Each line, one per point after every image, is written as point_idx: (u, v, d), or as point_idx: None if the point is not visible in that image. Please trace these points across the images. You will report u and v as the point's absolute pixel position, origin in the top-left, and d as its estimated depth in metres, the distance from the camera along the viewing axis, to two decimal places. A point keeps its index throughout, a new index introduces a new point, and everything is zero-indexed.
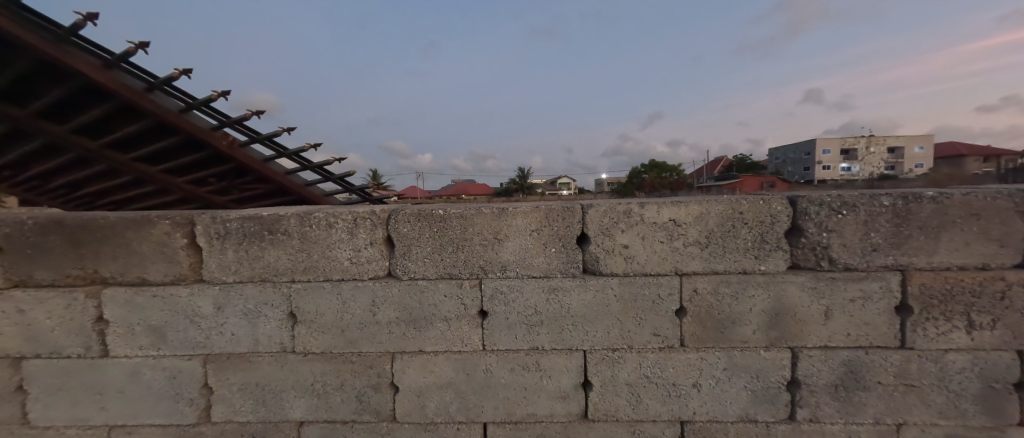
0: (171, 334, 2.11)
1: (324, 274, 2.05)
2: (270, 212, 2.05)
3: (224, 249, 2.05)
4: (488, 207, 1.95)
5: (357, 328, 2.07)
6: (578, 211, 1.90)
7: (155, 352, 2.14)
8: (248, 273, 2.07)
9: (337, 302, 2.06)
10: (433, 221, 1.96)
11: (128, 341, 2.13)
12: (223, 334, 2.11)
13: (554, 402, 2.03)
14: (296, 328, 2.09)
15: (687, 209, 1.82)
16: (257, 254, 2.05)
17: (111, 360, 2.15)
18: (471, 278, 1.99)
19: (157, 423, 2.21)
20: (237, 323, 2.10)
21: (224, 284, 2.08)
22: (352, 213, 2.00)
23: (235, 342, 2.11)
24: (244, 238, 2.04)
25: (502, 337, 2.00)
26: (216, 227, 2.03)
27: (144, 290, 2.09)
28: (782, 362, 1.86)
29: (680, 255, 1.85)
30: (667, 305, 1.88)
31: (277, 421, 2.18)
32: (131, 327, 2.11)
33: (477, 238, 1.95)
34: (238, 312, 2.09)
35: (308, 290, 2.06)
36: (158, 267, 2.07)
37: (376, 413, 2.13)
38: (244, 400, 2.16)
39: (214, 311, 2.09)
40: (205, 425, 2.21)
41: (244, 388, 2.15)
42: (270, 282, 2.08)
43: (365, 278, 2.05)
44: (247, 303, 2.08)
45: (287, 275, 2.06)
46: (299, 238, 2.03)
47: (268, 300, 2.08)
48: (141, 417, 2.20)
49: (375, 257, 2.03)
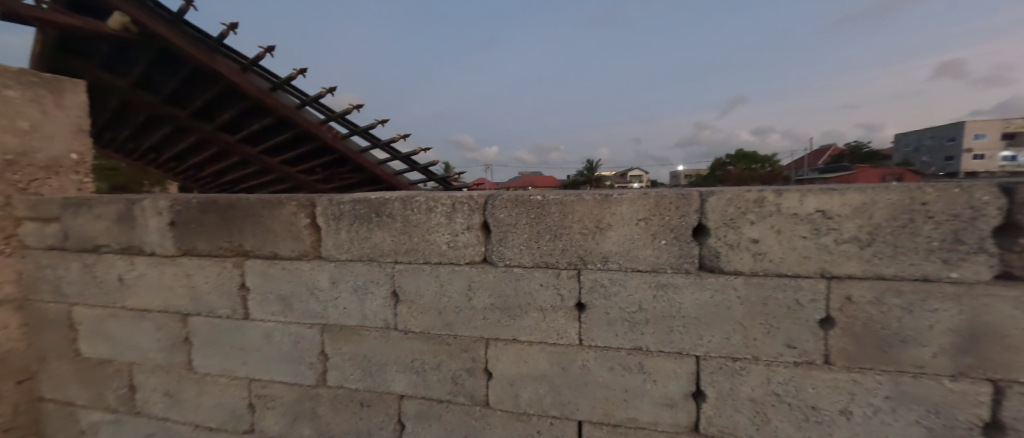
0: (296, 303, 2.37)
1: (423, 257, 2.11)
2: (377, 196, 2.18)
3: (339, 230, 2.24)
4: (590, 194, 1.81)
5: (454, 312, 2.10)
6: (695, 198, 1.67)
7: (283, 319, 2.41)
8: (358, 253, 2.23)
9: (435, 284, 2.11)
10: (530, 208, 1.89)
11: (263, 307, 2.43)
12: (337, 307, 2.31)
13: (659, 410, 1.85)
14: (398, 307, 2.20)
15: (843, 198, 1.48)
16: (366, 235, 2.20)
17: (251, 322, 2.48)
18: (569, 268, 1.88)
19: (284, 381, 2.50)
20: (349, 298, 2.28)
21: (339, 261, 2.27)
22: (451, 198, 2.02)
23: (347, 315, 2.30)
24: (355, 220, 2.20)
25: (602, 333, 1.87)
26: (333, 209, 2.22)
27: (275, 263, 2.36)
28: (977, 398, 1.45)
29: (829, 254, 1.53)
30: (809, 314, 1.58)
31: (380, 392, 2.32)
32: (265, 294, 2.41)
33: (576, 227, 1.83)
34: (350, 288, 2.27)
35: (410, 271, 2.15)
36: (287, 243, 2.33)
37: (470, 396, 2.15)
38: (354, 369, 2.34)
39: (330, 286, 2.30)
40: (321, 387, 2.44)
41: (354, 358, 2.33)
42: (376, 262, 2.21)
43: (461, 263, 2.06)
44: (357, 280, 2.25)
45: (391, 256, 2.18)
46: (402, 221, 2.12)
47: (375, 278, 2.21)
48: (273, 374, 2.51)
49: (471, 242, 2.02)
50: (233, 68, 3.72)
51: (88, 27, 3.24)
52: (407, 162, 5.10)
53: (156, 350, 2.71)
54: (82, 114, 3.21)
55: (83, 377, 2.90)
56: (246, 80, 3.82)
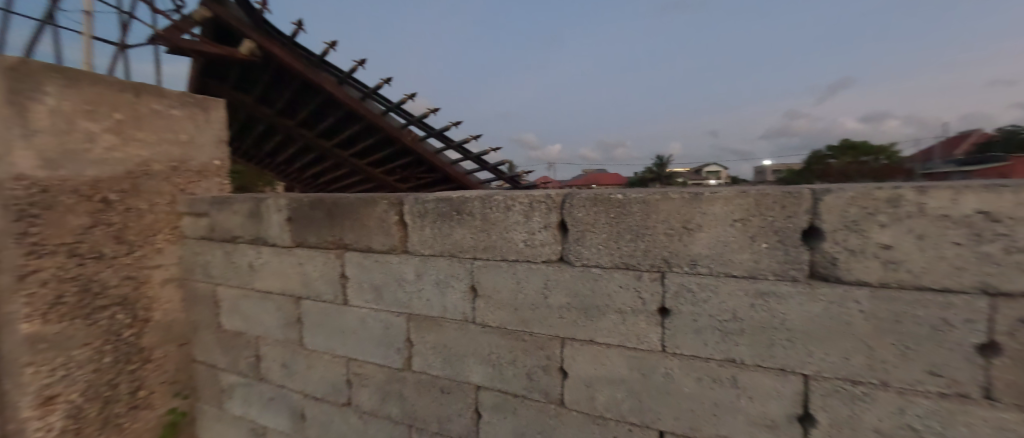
0: (387, 292, 2.60)
1: (500, 254, 2.16)
2: (458, 195, 2.28)
3: (423, 227, 2.40)
4: (677, 192, 1.70)
5: (529, 309, 2.12)
6: (807, 197, 1.46)
7: (376, 306, 2.66)
8: (440, 249, 2.37)
9: (512, 281, 2.15)
10: (610, 206, 1.83)
11: (359, 294, 2.70)
12: (421, 298, 2.47)
13: (756, 430, 1.67)
14: (476, 301, 2.29)
15: (1018, 197, 1.18)
16: (448, 232, 2.32)
17: (348, 307, 2.77)
18: (651, 270, 1.79)
19: (375, 362, 2.75)
20: (432, 290, 2.43)
21: (423, 256, 2.43)
22: (528, 197, 2.04)
23: (429, 306, 2.45)
24: (438, 217, 2.34)
25: (688, 341, 1.75)
26: (418, 207, 2.38)
27: (369, 256, 2.61)
28: None
29: (994, 266, 1.24)
30: (963, 337, 1.30)
31: (459, 381, 2.44)
32: (361, 283, 2.68)
33: (661, 227, 1.73)
34: (432, 281, 2.42)
35: (487, 267, 2.22)
36: (379, 238, 2.56)
37: (545, 394, 2.16)
38: (435, 357, 2.50)
39: (416, 278, 2.48)
40: (407, 371, 2.64)
41: (435, 347, 2.48)
42: (456, 257, 2.33)
43: (537, 261, 2.07)
44: (439, 274, 2.39)
45: (470, 252, 2.27)
46: (481, 219, 2.19)
47: (455, 273, 2.33)
48: (366, 355, 2.77)
49: (548, 241, 2.02)
50: (330, 81, 4.52)
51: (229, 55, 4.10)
52: (478, 162, 5.30)
53: (276, 326, 3.17)
54: (224, 127, 3.88)
55: (223, 345, 3.50)
56: (341, 90, 4.59)
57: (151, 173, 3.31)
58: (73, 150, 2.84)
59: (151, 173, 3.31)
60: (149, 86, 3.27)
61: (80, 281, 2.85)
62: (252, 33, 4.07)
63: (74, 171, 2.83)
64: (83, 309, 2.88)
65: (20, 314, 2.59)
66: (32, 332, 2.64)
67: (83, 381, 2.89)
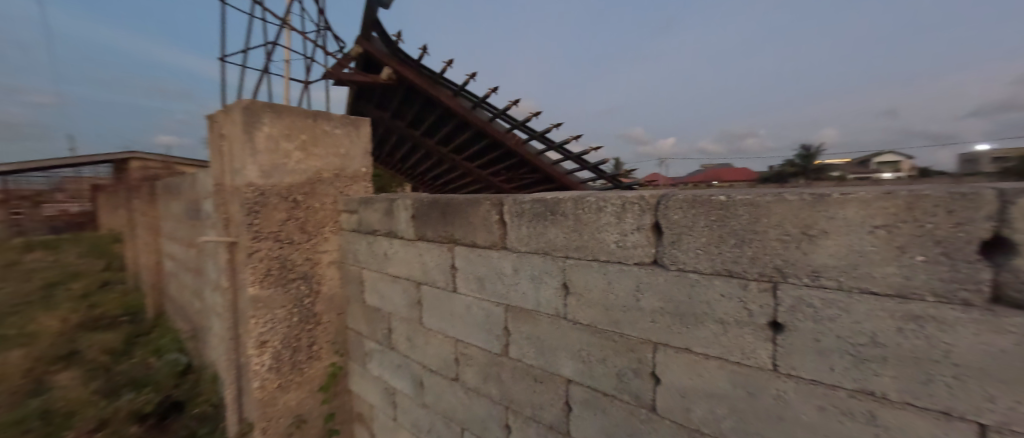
0: (488, 284, 2.92)
1: (592, 254, 2.24)
2: (552, 196, 2.42)
3: (520, 225, 2.62)
4: (794, 194, 1.57)
5: (620, 310, 2.15)
6: (988, 199, 1.22)
7: (479, 295, 3.02)
8: (534, 246, 2.55)
9: (603, 281, 2.20)
10: (712, 209, 1.77)
11: (466, 284, 3.13)
12: (518, 292, 2.70)
13: None
14: (567, 298, 2.40)
15: None
16: (542, 231, 2.49)
17: (457, 294, 3.23)
18: (760, 279, 1.69)
19: (478, 346, 3.08)
20: (528, 285, 2.62)
21: (519, 253, 2.65)
22: (620, 199, 2.07)
23: (525, 299, 2.66)
24: (533, 217, 2.52)
25: (808, 362, 1.61)
26: (516, 207, 2.61)
27: (474, 250, 3.01)
28: None
29: None
30: None
31: (551, 373, 2.57)
32: (467, 274, 3.10)
33: (773, 233, 1.63)
34: (528, 277, 2.62)
35: (579, 266, 2.31)
36: (482, 234, 2.92)
37: (636, 397, 2.16)
38: (529, 348, 2.68)
39: (513, 272, 2.71)
40: (504, 357, 2.88)
41: (529, 338, 2.67)
42: (549, 255, 2.47)
43: (629, 262, 2.09)
44: (534, 271, 2.58)
45: (562, 251, 2.39)
46: (573, 219, 2.30)
47: (548, 270, 2.48)
48: (471, 339, 3.14)
49: (641, 243, 2.03)
50: (447, 94, 5.33)
51: (376, 82, 5.53)
52: (579, 162, 5.40)
53: (403, 306, 3.89)
54: (368, 142, 5.09)
55: (366, 316, 4.48)
56: (455, 102, 5.34)
57: (322, 179, 4.67)
58: (279, 164, 4.27)
59: (322, 180, 4.67)
60: (323, 112, 4.61)
61: (279, 260, 4.34)
62: (391, 62, 5.31)
63: (278, 180, 4.27)
64: (281, 279, 4.35)
65: (249, 279, 4.13)
66: (255, 293, 4.16)
67: (281, 330, 4.37)
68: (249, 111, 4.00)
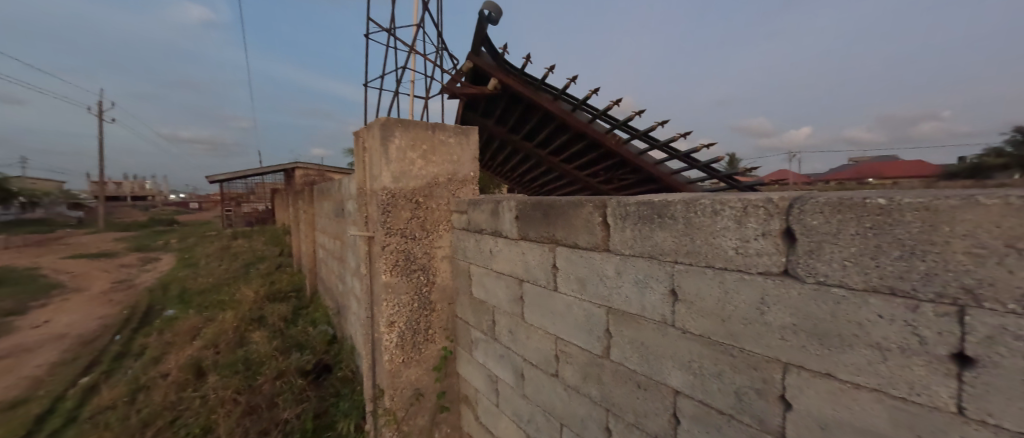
0: (590, 285, 2.95)
1: (706, 260, 2.10)
2: (660, 198, 2.35)
3: (624, 227, 2.60)
4: (991, 197, 1.26)
5: (740, 323, 1.97)
6: None
7: (580, 295, 3.07)
8: (640, 249, 2.50)
9: (719, 289, 2.05)
10: (867, 214, 1.52)
11: (567, 283, 3.21)
12: (621, 295, 2.67)
13: None
14: (676, 305, 2.29)
15: None
16: (648, 234, 2.43)
17: (558, 293, 3.32)
18: (940, 301, 1.38)
19: (579, 345, 3.13)
20: (632, 289, 2.58)
21: (624, 255, 2.63)
22: (741, 201, 1.91)
23: (629, 303, 2.62)
24: (639, 220, 2.48)
25: (1017, 412, 1.27)
26: (620, 210, 2.60)
27: (576, 251, 3.07)
28: None
29: None
30: None
31: (657, 382, 2.48)
32: (568, 274, 3.18)
33: (959, 244, 1.33)
34: (632, 280, 2.58)
35: (690, 272, 2.19)
36: (585, 236, 2.96)
37: (759, 421, 1.95)
38: (633, 353, 2.63)
39: (616, 275, 2.70)
40: (605, 359, 2.88)
41: (633, 343, 2.62)
42: (656, 259, 2.40)
43: (752, 271, 1.91)
44: (638, 274, 2.53)
45: (671, 255, 2.30)
46: (684, 223, 2.19)
47: (655, 274, 2.41)
48: (571, 338, 3.20)
49: (767, 250, 1.84)
50: (548, 99, 5.49)
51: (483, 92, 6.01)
52: (686, 160, 5.03)
53: (506, 301, 4.13)
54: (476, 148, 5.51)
55: (473, 308, 4.86)
56: (556, 105, 5.48)
57: (438, 183, 5.21)
58: (406, 170, 4.92)
59: (438, 184, 5.22)
60: (440, 124, 5.12)
61: (405, 253, 5.00)
62: (496, 72, 5.69)
63: (405, 184, 4.92)
64: (405, 269, 5.00)
65: (383, 267, 4.88)
66: (388, 279, 4.89)
67: (405, 313, 5.02)
68: (385, 126, 4.70)
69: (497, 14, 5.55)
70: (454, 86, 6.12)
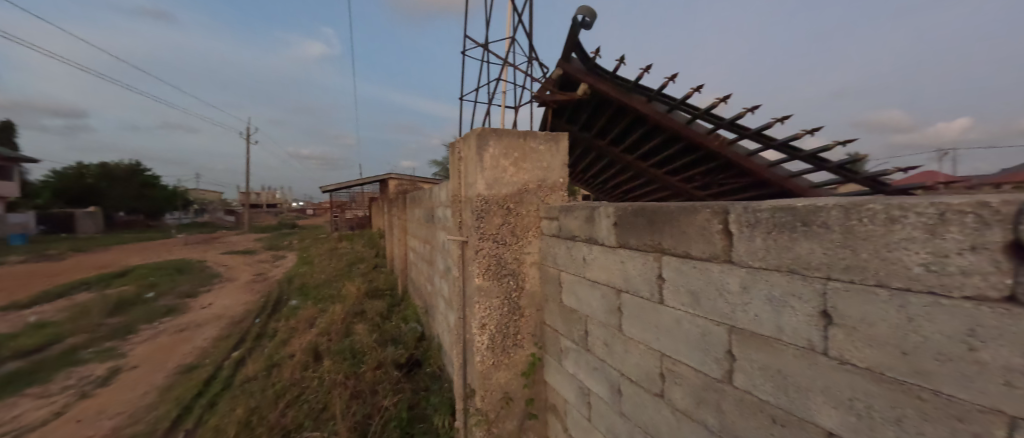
0: (705, 300, 2.68)
1: (876, 278, 1.74)
2: (806, 203, 2.02)
3: (753, 236, 2.30)
4: None
5: (932, 358, 1.57)
6: None
7: (692, 310, 2.80)
8: (775, 262, 2.18)
9: (895, 315, 1.68)
10: None
11: (675, 297, 2.95)
12: (748, 313, 2.36)
13: None
14: (829, 330, 1.93)
15: None
16: (788, 245, 2.11)
17: (664, 307, 3.08)
18: None
19: (690, 365, 2.84)
20: (763, 307, 2.26)
21: (752, 268, 2.32)
22: (934, 206, 1.52)
23: (758, 323, 2.30)
24: (774, 228, 2.17)
25: None
26: (748, 217, 2.31)
27: (688, 262, 2.81)
28: None
29: None
30: None
31: (800, 418, 2.11)
32: (677, 286, 2.92)
33: None
34: (763, 297, 2.26)
35: (850, 292, 1.84)
36: (699, 245, 2.70)
37: None
38: (764, 381, 2.29)
39: (741, 290, 2.40)
40: (726, 384, 2.55)
41: (765, 369, 2.28)
42: (798, 274, 2.07)
43: (952, 295, 1.49)
44: (773, 290, 2.21)
45: (821, 270, 1.95)
46: (842, 232, 1.85)
47: (797, 292, 2.08)
48: (681, 357, 2.92)
49: (978, 268, 1.42)
50: (641, 100, 5.15)
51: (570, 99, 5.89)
52: (811, 162, 4.29)
53: (601, 311, 3.96)
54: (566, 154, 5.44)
55: (563, 316, 4.75)
56: (649, 107, 5.11)
57: (529, 190, 5.24)
58: (499, 178, 5.04)
59: (528, 191, 5.24)
60: (531, 131, 5.15)
61: (496, 258, 5.11)
62: (586, 77, 5.52)
63: (498, 191, 5.05)
64: (496, 273, 5.11)
65: (477, 271, 5.07)
66: (480, 283, 5.06)
67: (495, 316, 5.12)
68: (480, 136, 4.90)
69: (592, 18, 5.43)
70: (544, 94, 6.14)
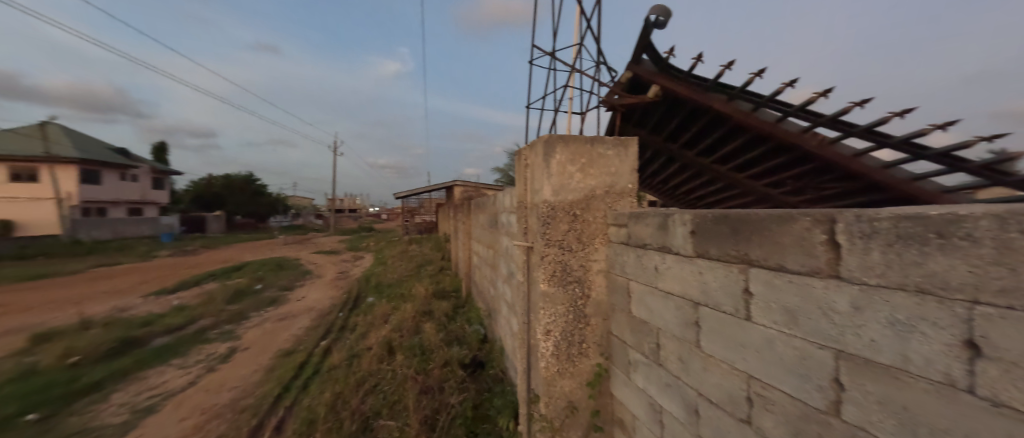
0: (804, 319, 2.39)
1: None
2: (939, 211, 1.69)
3: (868, 249, 1.99)
4: None
5: None
6: None
7: (787, 330, 2.51)
8: (898, 279, 1.85)
9: None
10: None
11: (766, 314, 2.67)
12: (861, 337, 2.05)
13: None
14: (977, 364, 1.58)
15: None
16: (916, 260, 1.77)
17: (752, 324, 2.80)
18: None
19: (785, 391, 2.55)
20: (882, 331, 1.94)
21: (866, 285, 2.01)
22: None
23: (875, 349, 1.98)
24: (897, 240, 1.85)
25: None
26: (860, 226, 2.02)
27: (782, 275, 2.53)
28: None
29: None
30: None
31: None
32: (768, 303, 2.65)
33: None
34: (882, 319, 1.94)
35: (1008, 320, 1.48)
36: (797, 257, 2.42)
37: None
38: (884, 417, 1.97)
39: (851, 310, 2.10)
40: (832, 416, 2.24)
41: (884, 403, 1.96)
42: (931, 295, 1.73)
43: None
44: (895, 313, 1.88)
45: (965, 292, 1.61)
46: (995, 246, 1.50)
47: (929, 316, 1.74)
48: (773, 381, 2.63)
49: None
50: (720, 99, 4.75)
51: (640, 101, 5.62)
52: (942, 160, 3.61)
53: (675, 325, 3.71)
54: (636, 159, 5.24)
55: (632, 327, 4.55)
56: (729, 106, 4.69)
57: (595, 195, 5.12)
58: (565, 183, 5.00)
59: (596, 197, 5.13)
60: (599, 137, 5.05)
61: (562, 264, 5.07)
62: (657, 78, 5.23)
63: (565, 196, 5.01)
64: (561, 280, 5.05)
65: (542, 277, 5.07)
66: (546, 289, 5.05)
67: (561, 323, 5.06)
68: (548, 142, 4.91)
69: (666, 17, 5.19)
70: (612, 98, 5.91)
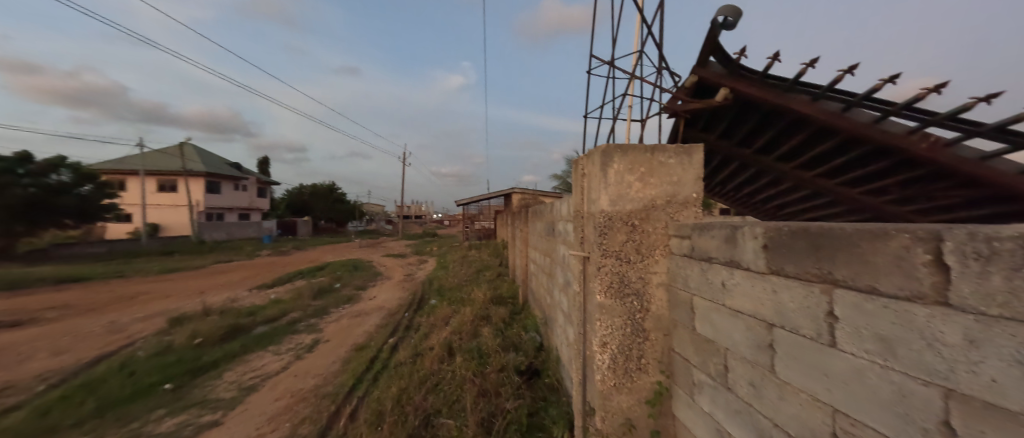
0: (902, 350, 2.12)
1: None
2: None
3: (987, 273, 1.72)
4: None
5: None
6: None
7: (881, 361, 2.23)
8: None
9: None
10: None
11: (855, 342, 2.40)
12: (977, 376, 1.77)
13: None
14: None
15: None
16: None
17: (837, 352, 2.53)
18: None
19: (880, 430, 2.27)
20: (1006, 371, 1.66)
21: (984, 316, 1.73)
22: None
23: (997, 392, 1.70)
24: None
25: None
26: (974, 247, 1.76)
27: (876, 299, 2.26)
28: None
29: None
30: None
31: None
32: (858, 329, 2.38)
33: None
34: (1005, 357, 1.66)
35: None
36: (893, 279, 2.16)
37: None
38: None
39: (964, 344, 1.82)
40: None
41: None
42: None
43: None
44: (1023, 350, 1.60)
45: None
46: None
47: None
48: (864, 417, 2.35)
49: None
50: (802, 100, 4.29)
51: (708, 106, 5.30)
52: None
53: (746, 346, 3.45)
54: (701, 167, 4.98)
55: (696, 345, 4.29)
56: (814, 107, 4.20)
57: (656, 206, 4.95)
58: (623, 193, 4.90)
59: (657, 207, 4.95)
60: (660, 145, 4.88)
61: (620, 276, 4.95)
62: (727, 81, 4.89)
63: (623, 206, 4.90)
64: (618, 292, 4.94)
65: (599, 288, 4.99)
66: (603, 300, 4.96)
67: (619, 336, 4.93)
68: (605, 153, 4.85)
69: (735, 16, 4.89)
70: (675, 103, 5.67)
